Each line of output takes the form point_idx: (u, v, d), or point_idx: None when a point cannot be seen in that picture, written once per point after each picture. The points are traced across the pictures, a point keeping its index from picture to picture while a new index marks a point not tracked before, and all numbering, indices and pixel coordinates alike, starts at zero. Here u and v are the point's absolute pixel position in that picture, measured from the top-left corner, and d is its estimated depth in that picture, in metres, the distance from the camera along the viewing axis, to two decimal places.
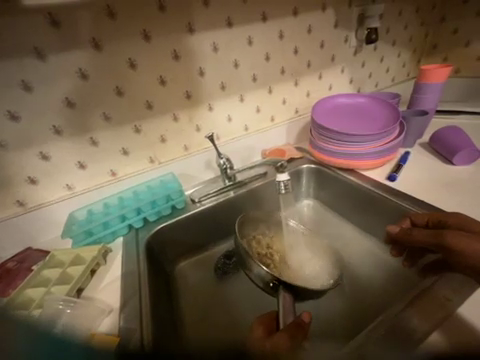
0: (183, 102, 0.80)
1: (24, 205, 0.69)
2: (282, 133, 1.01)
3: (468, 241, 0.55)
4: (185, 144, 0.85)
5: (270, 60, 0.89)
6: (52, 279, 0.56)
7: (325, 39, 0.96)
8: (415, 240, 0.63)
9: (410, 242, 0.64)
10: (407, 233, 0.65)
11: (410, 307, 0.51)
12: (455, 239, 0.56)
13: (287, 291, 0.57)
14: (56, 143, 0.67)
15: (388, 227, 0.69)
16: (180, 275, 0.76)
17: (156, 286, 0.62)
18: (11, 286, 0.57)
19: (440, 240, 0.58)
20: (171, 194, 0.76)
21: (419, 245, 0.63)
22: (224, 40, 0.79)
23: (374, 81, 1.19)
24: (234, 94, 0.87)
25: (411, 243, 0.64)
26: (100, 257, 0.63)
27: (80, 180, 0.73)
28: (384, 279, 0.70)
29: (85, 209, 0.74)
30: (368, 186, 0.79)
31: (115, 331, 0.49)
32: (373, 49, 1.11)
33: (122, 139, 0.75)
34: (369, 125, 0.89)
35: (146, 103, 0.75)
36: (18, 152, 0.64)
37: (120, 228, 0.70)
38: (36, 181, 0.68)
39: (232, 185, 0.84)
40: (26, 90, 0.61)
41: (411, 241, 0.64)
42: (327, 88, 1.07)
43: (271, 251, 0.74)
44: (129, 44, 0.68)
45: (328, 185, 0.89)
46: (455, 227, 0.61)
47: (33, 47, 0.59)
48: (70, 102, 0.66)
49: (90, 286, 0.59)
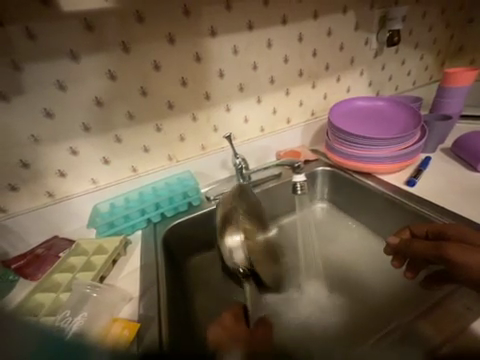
0: (202, 103, 0.82)
1: (53, 196, 0.74)
2: (298, 135, 1.01)
3: (468, 254, 0.54)
4: (203, 143, 0.88)
5: (289, 62, 0.90)
6: (78, 266, 0.60)
7: (344, 41, 0.96)
8: (415, 251, 0.64)
9: (412, 253, 0.65)
10: (407, 244, 0.66)
11: None
12: (454, 251, 0.56)
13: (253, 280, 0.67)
14: (84, 139, 0.72)
15: (389, 238, 0.71)
16: (193, 270, 0.78)
17: (171, 278, 0.64)
18: (41, 270, 0.64)
19: (438, 252, 0.58)
20: (188, 192, 0.78)
21: (421, 256, 0.63)
22: (244, 42, 0.81)
23: (395, 84, 1.17)
24: (251, 95, 0.89)
25: (411, 254, 0.65)
26: (121, 248, 0.66)
27: (104, 175, 0.78)
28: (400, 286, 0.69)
29: (108, 203, 0.78)
30: (385, 190, 0.78)
31: (135, 317, 0.52)
32: (395, 51, 1.09)
33: (143, 136, 0.79)
34: (388, 128, 0.88)
35: (167, 103, 0.78)
36: (51, 147, 0.70)
37: (139, 222, 0.74)
38: (65, 174, 0.73)
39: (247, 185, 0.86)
40: (60, 90, 0.66)
41: (412, 252, 0.65)
42: (345, 91, 1.06)
43: None
44: (154, 47, 0.71)
45: (343, 188, 0.88)
46: (456, 239, 0.58)
47: (69, 49, 0.64)
48: (98, 101, 0.70)
49: (112, 275, 0.62)
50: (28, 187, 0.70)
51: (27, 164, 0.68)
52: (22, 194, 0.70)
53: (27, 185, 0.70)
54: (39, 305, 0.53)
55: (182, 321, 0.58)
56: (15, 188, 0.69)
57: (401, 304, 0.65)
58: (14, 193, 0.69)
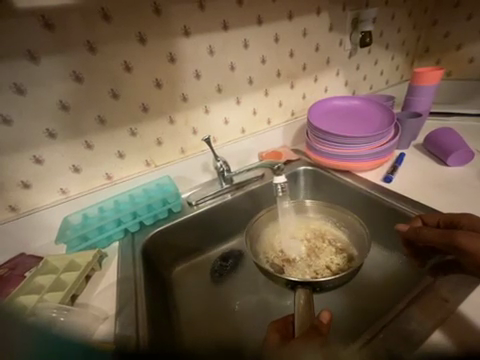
0: (179, 105, 0.79)
1: (17, 210, 0.67)
2: (279, 135, 1.01)
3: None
4: (182, 146, 0.85)
5: (266, 62, 0.89)
6: (46, 286, 0.55)
7: (320, 42, 0.97)
8: (425, 240, 0.58)
9: (421, 242, 0.59)
10: (416, 231, 0.60)
11: (414, 305, 0.51)
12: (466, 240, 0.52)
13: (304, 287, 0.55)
14: (50, 146, 0.66)
15: (397, 225, 0.63)
16: (176, 280, 0.74)
17: (152, 290, 0.61)
18: (3, 293, 0.56)
19: (450, 241, 0.54)
20: (167, 198, 0.75)
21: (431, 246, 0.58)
22: (220, 42, 0.79)
23: (369, 83, 1.21)
24: (230, 97, 0.87)
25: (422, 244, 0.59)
26: (96, 262, 0.62)
27: (74, 184, 0.72)
28: (381, 281, 0.71)
29: (80, 214, 0.72)
30: (364, 187, 0.79)
31: (111, 337, 0.48)
32: (367, 52, 1.13)
33: (117, 141, 0.74)
34: (364, 127, 0.90)
35: (141, 105, 0.74)
36: (11, 156, 0.63)
37: (115, 233, 0.69)
38: (29, 185, 0.67)
39: (230, 188, 0.84)
40: (19, 93, 0.60)
41: (422, 241, 0.59)
42: (323, 91, 1.08)
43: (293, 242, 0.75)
44: (124, 47, 0.67)
45: (324, 187, 0.89)
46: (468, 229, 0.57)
47: (27, 49, 0.58)
48: (64, 105, 0.65)
49: (85, 292, 0.58)
50: None
51: None
52: None
53: None
54: None
55: (164, 334, 0.55)
56: None
57: (383, 298, 0.67)
58: None
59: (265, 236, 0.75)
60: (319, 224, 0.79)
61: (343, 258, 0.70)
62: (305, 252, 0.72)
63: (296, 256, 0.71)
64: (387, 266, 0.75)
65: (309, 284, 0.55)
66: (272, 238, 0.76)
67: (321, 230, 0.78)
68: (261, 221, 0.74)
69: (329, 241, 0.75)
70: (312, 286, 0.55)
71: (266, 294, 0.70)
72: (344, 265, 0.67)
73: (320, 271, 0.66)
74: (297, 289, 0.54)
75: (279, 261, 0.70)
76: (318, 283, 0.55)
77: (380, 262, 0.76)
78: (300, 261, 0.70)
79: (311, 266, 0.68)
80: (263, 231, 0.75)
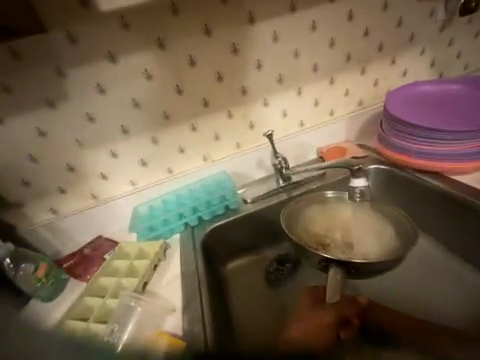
0: (238, 99, 0.76)
1: (96, 198, 0.75)
2: (343, 128, 0.90)
3: None
4: (238, 141, 0.82)
5: (336, 45, 0.78)
6: (123, 271, 0.61)
7: (403, 15, 0.81)
8: None
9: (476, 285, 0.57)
10: None
11: None
12: None
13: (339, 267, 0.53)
14: (123, 141, 0.72)
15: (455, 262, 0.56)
16: (230, 278, 0.73)
17: (212, 288, 0.61)
18: (89, 272, 0.67)
19: None
20: (226, 194, 0.75)
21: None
22: (286, 26, 0.72)
23: (465, 61, 0.96)
24: (291, 87, 0.80)
25: None
26: (161, 253, 0.66)
27: (142, 176, 0.77)
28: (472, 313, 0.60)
29: (146, 205, 0.77)
30: (462, 195, 0.64)
31: (180, 332, 0.50)
32: (467, 22, 0.90)
33: (179, 137, 0.76)
34: (462, 119, 0.72)
35: (202, 100, 0.74)
36: (94, 150, 0.71)
37: (177, 225, 0.72)
38: (107, 177, 0.74)
39: (287, 186, 0.79)
40: (100, 93, 0.66)
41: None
42: (401, 74, 0.90)
43: (328, 228, 0.65)
44: (190, 40, 0.67)
45: (402, 191, 0.75)
46: None
47: (108, 51, 0.63)
48: (136, 102, 0.69)
49: (153, 281, 0.61)
50: (75, 190, 0.73)
51: (73, 168, 0.71)
52: (69, 196, 0.73)
53: (73, 188, 0.73)
54: (89, 307, 0.55)
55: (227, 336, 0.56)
56: (64, 190, 0.72)
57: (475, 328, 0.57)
58: (63, 195, 0.73)
59: (302, 221, 0.65)
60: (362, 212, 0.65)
61: (383, 244, 0.61)
62: (341, 237, 0.64)
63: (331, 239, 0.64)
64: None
65: (345, 266, 0.53)
66: (310, 221, 0.66)
67: (364, 217, 0.65)
68: (299, 205, 0.67)
69: (370, 230, 0.63)
70: (347, 267, 0.53)
71: None
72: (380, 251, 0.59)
73: (355, 257, 0.59)
74: (330, 268, 0.53)
75: (314, 244, 0.62)
76: (354, 265, 0.52)
77: (474, 286, 0.63)
78: (335, 248, 0.62)
79: (346, 252, 0.61)
80: (302, 214, 0.66)
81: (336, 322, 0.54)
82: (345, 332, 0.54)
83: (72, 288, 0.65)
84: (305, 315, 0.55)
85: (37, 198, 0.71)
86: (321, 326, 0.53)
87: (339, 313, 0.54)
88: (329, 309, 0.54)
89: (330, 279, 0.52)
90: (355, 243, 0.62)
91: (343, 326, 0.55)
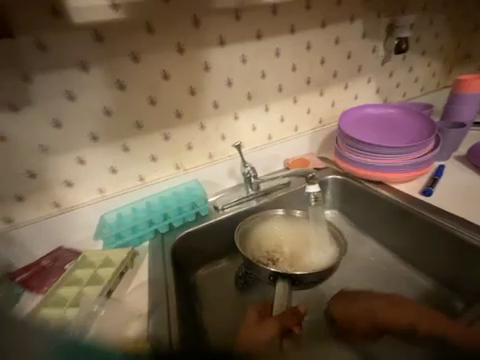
0: (210, 112, 0.82)
1: (59, 206, 0.72)
2: (306, 142, 0.99)
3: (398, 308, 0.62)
4: (210, 152, 0.86)
5: (297, 70, 0.89)
6: (85, 280, 0.59)
7: (352, 49, 0.96)
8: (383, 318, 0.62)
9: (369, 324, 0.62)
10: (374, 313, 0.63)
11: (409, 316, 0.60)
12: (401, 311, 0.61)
13: (285, 280, 0.61)
14: (92, 149, 0.72)
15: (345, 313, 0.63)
16: (200, 284, 0.74)
17: (180, 293, 0.62)
18: (46, 283, 0.63)
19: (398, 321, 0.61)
20: (196, 201, 0.77)
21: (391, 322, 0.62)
22: (253, 51, 0.81)
23: (402, 90, 1.15)
24: (259, 104, 0.88)
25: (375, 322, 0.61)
26: (128, 260, 0.65)
27: (111, 184, 0.76)
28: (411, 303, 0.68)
29: (115, 213, 0.76)
30: (400, 200, 0.75)
31: (145, 336, 0.50)
32: (402, 59, 1.09)
33: (151, 145, 0.78)
34: (400, 137, 0.86)
35: (175, 112, 0.77)
36: (59, 157, 0.69)
37: (147, 233, 0.72)
38: (72, 184, 0.72)
39: (255, 194, 0.84)
40: (70, 100, 0.66)
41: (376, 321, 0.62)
42: (353, 98, 1.04)
43: (278, 244, 0.75)
44: (163, 56, 0.71)
45: (354, 198, 0.85)
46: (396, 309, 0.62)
47: (80, 60, 0.64)
48: (107, 111, 0.70)
49: (119, 289, 0.60)
50: (35, 197, 0.70)
51: (34, 175, 0.68)
52: (28, 204, 0.69)
53: (34, 195, 0.69)
54: (45, 321, 0.52)
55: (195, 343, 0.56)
56: (22, 198, 0.68)
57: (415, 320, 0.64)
58: (21, 203, 0.69)
59: (255, 239, 0.75)
60: (307, 230, 0.77)
61: (323, 256, 0.71)
62: (288, 251, 0.73)
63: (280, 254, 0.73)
64: (419, 285, 0.72)
65: (288, 277, 0.61)
66: (261, 239, 0.75)
67: (306, 234, 0.76)
68: (254, 224, 0.77)
69: (312, 245, 0.74)
70: (292, 279, 0.62)
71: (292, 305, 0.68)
72: (323, 259, 0.70)
73: (298, 268, 0.68)
74: (278, 281, 0.62)
75: (265, 259, 0.70)
76: (298, 277, 0.62)
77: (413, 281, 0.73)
78: (283, 261, 0.70)
79: (291, 264, 0.69)
80: (255, 233, 0.76)
81: (278, 335, 0.51)
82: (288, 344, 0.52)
83: (26, 302, 0.60)
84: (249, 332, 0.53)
85: None
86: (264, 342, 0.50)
87: (279, 326, 0.52)
88: (272, 321, 0.53)
89: (277, 291, 0.60)
90: (300, 256, 0.72)
91: (286, 336, 0.53)
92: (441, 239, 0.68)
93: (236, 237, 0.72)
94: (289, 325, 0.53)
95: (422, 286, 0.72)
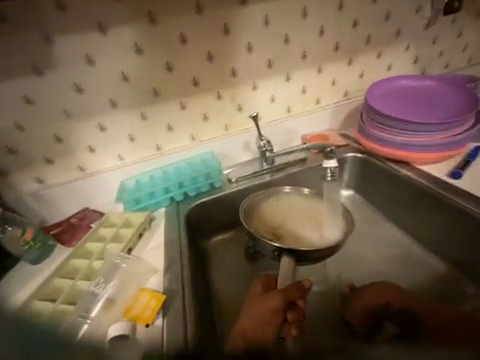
0: (228, 81, 0.78)
1: (84, 170, 0.77)
2: (327, 117, 0.93)
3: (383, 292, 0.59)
4: (226, 123, 0.84)
5: (325, 34, 0.81)
6: (108, 237, 0.65)
7: (391, 9, 0.84)
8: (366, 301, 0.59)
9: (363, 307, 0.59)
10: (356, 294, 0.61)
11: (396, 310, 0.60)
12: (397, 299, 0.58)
13: (290, 255, 0.62)
14: (111, 115, 0.73)
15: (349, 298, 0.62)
16: (212, 250, 0.78)
17: (193, 255, 0.66)
18: (75, 238, 0.70)
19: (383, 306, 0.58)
20: (210, 173, 0.78)
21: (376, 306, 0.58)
22: (277, 11, 0.74)
23: (445, 60, 1.01)
24: (280, 73, 0.82)
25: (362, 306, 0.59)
26: (147, 222, 0.70)
27: (129, 151, 0.79)
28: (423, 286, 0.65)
29: (134, 179, 0.80)
30: (424, 181, 0.71)
31: (161, 289, 0.55)
32: (451, 22, 0.94)
33: (167, 114, 0.77)
34: (434, 113, 0.78)
35: (192, 80, 0.75)
36: (81, 122, 0.71)
37: (163, 199, 0.75)
38: (94, 150, 0.75)
39: (270, 169, 0.83)
40: (89, 64, 0.66)
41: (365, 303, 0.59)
42: (386, 69, 0.94)
43: (284, 220, 0.74)
44: (180, 17, 0.67)
45: (373, 178, 0.82)
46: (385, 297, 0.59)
47: (96, 20, 0.63)
48: (125, 76, 0.69)
49: (138, 248, 0.66)
50: (62, 160, 0.74)
51: (60, 139, 0.72)
52: (56, 167, 0.74)
53: (61, 159, 0.74)
54: (74, 269, 0.59)
55: (203, 302, 0.60)
56: (50, 161, 0.73)
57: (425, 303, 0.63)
58: (50, 165, 0.74)
59: (261, 214, 0.75)
60: (316, 209, 0.75)
61: (329, 233, 0.70)
62: (293, 226, 0.72)
63: (285, 231, 0.72)
64: (436, 270, 0.69)
65: (293, 253, 0.63)
66: (267, 215, 0.75)
67: (316, 214, 0.74)
68: (262, 199, 0.76)
69: (321, 223, 0.72)
70: (297, 255, 0.63)
71: (299, 277, 0.69)
72: (329, 235, 0.70)
73: (303, 244, 0.68)
74: (283, 256, 0.63)
75: (269, 234, 0.70)
76: (302, 254, 0.63)
77: (429, 266, 0.70)
78: (287, 237, 0.70)
79: (296, 240, 0.69)
80: (261, 208, 0.75)
81: (283, 307, 0.51)
82: (292, 314, 0.52)
83: (59, 253, 0.68)
84: (254, 304, 0.52)
85: (23, 167, 0.72)
86: (269, 314, 0.50)
87: (283, 299, 0.51)
88: (276, 294, 0.51)
89: (283, 265, 0.60)
90: (305, 231, 0.70)
91: (290, 307, 0.52)
92: (467, 223, 0.63)
93: (242, 212, 0.72)
94: (293, 298, 0.51)
95: (439, 272, 0.68)
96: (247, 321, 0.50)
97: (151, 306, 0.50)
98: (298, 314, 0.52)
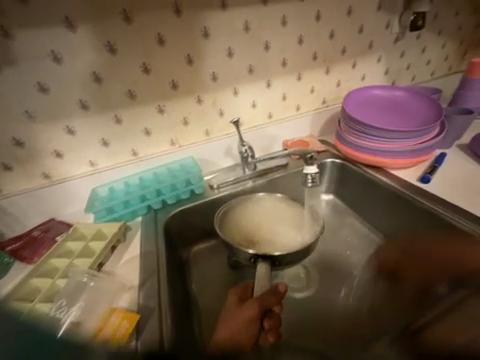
0: (208, 85, 0.77)
1: (49, 177, 0.70)
2: (307, 123, 0.95)
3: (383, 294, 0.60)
4: (207, 128, 0.82)
5: (304, 43, 0.83)
6: (75, 252, 0.59)
7: (364, 23, 0.89)
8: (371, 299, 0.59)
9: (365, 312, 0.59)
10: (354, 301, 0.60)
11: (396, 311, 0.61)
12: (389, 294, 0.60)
13: (266, 262, 0.56)
14: (81, 118, 0.67)
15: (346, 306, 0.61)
16: (193, 260, 0.74)
17: (171, 267, 0.63)
18: (37, 254, 0.62)
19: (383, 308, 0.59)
20: (190, 179, 0.75)
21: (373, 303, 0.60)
22: (257, 18, 0.74)
23: (412, 73, 1.09)
24: (260, 79, 0.83)
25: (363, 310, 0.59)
26: (121, 234, 0.65)
27: (103, 157, 0.73)
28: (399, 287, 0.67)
29: (107, 187, 0.74)
30: (397, 186, 0.74)
31: (135, 307, 0.50)
32: (416, 37, 1.02)
33: (144, 117, 0.74)
34: (404, 121, 0.83)
35: (171, 82, 0.72)
36: (46, 125, 0.65)
37: (140, 208, 0.71)
38: (62, 155, 0.69)
39: (252, 175, 0.82)
40: (56, 62, 0.61)
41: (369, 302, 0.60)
42: (360, 79, 0.99)
43: (259, 226, 0.74)
44: (158, 18, 0.65)
45: (351, 182, 0.84)
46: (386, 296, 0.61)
47: (64, 16, 0.58)
48: (97, 77, 0.65)
49: (110, 262, 0.60)
50: (22, 167, 0.67)
51: (21, 143, 0.64)
52: (16, 174, 0.67)
53: (21, 165, 0.66)
54: (35, 290, 0.52)
55: (183, 317, 0.56)
56: (9, 167, 0.65)
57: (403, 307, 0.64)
58: (8, 172, 0.66)
59: (237, 221, 0.73)
60: (296, 214, 0.73)
61: (303, 237, 0.69)
62: (268, 234, 0.72)
63: (260, 239, 0.71)
64: None
65: (269, 258, 0.56)
66: (244, 223, 0.73)
67: (292, 218, 0.74)
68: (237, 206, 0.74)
69: (296, 229, 0.72)
70: (272, 259, 0.57)
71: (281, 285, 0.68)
72: (306, 238, 0.68)
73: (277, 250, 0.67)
74: (258, 263, 0.56)
75: (245, 243, 0.69)
76: (277, 257, 0.57)
77: None
78: (262, 246, 0.69)
79: (271, 248, 0.68)
80: (238, 215, 0.73)
81: (259, 315, 0.49)
82: (268, 322, 0.51)
83: (17, 271, 0.60)
84: (229, 316, 0.49)
85: None
86: (245, 324, 0.48)
87: (259, 309, 0.48)
88: (251, 304, 0.48)
89: (259, 272, 0.53)
90: (280, 238, 0.71)
91: (267, 315, 0.51)
92: (441, 228, 0.66)
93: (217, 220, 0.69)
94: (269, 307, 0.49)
95: None
96: (224, 334, 0.47)
97: (123, 328, 0.45)
98: (274, 320, 0.51)
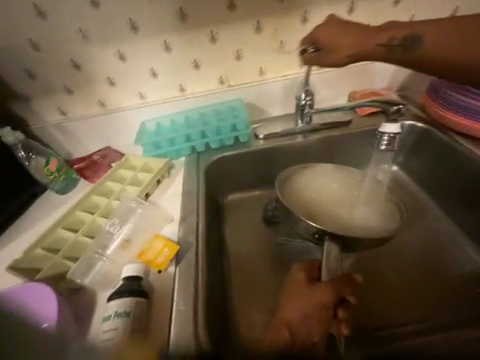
0: (273, 8, 0.64)
1: (105, 106, 0.72)
2: (388, 71, 0.75)
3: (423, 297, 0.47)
4: (261, 66, 0.71)
5: None
6: (127, 179, 0.64)
7: None
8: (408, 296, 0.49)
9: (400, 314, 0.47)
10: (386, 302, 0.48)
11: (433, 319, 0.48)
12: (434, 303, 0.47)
13: (333, 241, 0.52)
14: (132, 41, 0.64)
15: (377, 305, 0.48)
16: (228, 208, 0.73)
17: (210, 209, 0.65)
18: (97, 175, 0.70)
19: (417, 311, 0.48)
20: (237, 124, 0.69)
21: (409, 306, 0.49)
22: None
23: None
24: (341, 2, 0.66)
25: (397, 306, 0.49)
26: (165, 170, 0.67)
27: (152, 90, 0.71)
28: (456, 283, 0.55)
29: (154, 122, 0.72)
30: None
31: (174, 239, 0.54)
32: None
33: (195, 47, 0.66)
34: None
35: (228, 1, 0.62)
36: (100, 47, 0.64)
37: (184, 148, 0.70)
38: (114, 83, 0.69)
39: (304, 129, 0.71)
40: None
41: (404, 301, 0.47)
42: None
43: (318, 195, 0.64)
44: None
45: (427, 152, 0.68)
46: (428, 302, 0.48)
47: None
48: None
49: (155, 194, 0.64)
50: (82, 92, 0.69)
51: (79, 66, 0.66)
52: (76, 98, 0.70)
53: (81, 89, 0.69)
54: (94, 206, 0.60)
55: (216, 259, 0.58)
56: (71, 91, 0.69)
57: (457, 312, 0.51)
58: (70, 95, 0.70)
59: (298, 185, 0.64)
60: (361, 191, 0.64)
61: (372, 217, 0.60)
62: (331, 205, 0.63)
63: (320, 208, 0.62)
64: None
65: (339, 238, 0.52)
66: (304, 188, 0.64)
67: (358, 195, 0.64)
68: (302, 170, 0.65)
69: (360, 205, 0.63)
70: (342, 242, 0.53)
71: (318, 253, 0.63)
72: (374, 220, 0.59)
73: (342, 224, 0.59)
74: (324, 240, 0.53)
75: (303, 209, 0.61)
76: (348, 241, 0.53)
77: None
78: (323, 215, 0.61)
79: (333, 220, 0.60)
80: (299, 179, 0.65)
81: (334, 302, 0.41)
82: (344, 313, 0.41)
83: (81, 187, 0.69)
84: (295, 294, 0.43)
85: (44, 93, 0.69)
86: (315, 308, 0.40)
87: (336, 292, 0.41)
88: (324, 285, 0.42)
89: (325, 250, 0.51)
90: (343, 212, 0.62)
91: (342, 304, 0.42)
92: None
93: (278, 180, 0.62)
94: (344, 293, 0.41)
95: None
96: (292, 314, 0.40)
97: (164, 253, 0.49)
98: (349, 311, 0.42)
